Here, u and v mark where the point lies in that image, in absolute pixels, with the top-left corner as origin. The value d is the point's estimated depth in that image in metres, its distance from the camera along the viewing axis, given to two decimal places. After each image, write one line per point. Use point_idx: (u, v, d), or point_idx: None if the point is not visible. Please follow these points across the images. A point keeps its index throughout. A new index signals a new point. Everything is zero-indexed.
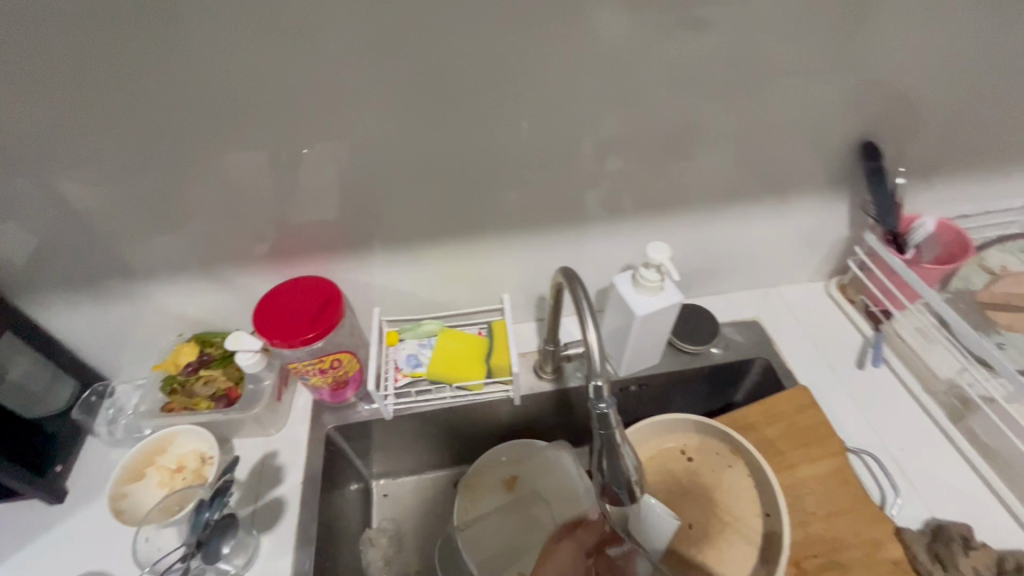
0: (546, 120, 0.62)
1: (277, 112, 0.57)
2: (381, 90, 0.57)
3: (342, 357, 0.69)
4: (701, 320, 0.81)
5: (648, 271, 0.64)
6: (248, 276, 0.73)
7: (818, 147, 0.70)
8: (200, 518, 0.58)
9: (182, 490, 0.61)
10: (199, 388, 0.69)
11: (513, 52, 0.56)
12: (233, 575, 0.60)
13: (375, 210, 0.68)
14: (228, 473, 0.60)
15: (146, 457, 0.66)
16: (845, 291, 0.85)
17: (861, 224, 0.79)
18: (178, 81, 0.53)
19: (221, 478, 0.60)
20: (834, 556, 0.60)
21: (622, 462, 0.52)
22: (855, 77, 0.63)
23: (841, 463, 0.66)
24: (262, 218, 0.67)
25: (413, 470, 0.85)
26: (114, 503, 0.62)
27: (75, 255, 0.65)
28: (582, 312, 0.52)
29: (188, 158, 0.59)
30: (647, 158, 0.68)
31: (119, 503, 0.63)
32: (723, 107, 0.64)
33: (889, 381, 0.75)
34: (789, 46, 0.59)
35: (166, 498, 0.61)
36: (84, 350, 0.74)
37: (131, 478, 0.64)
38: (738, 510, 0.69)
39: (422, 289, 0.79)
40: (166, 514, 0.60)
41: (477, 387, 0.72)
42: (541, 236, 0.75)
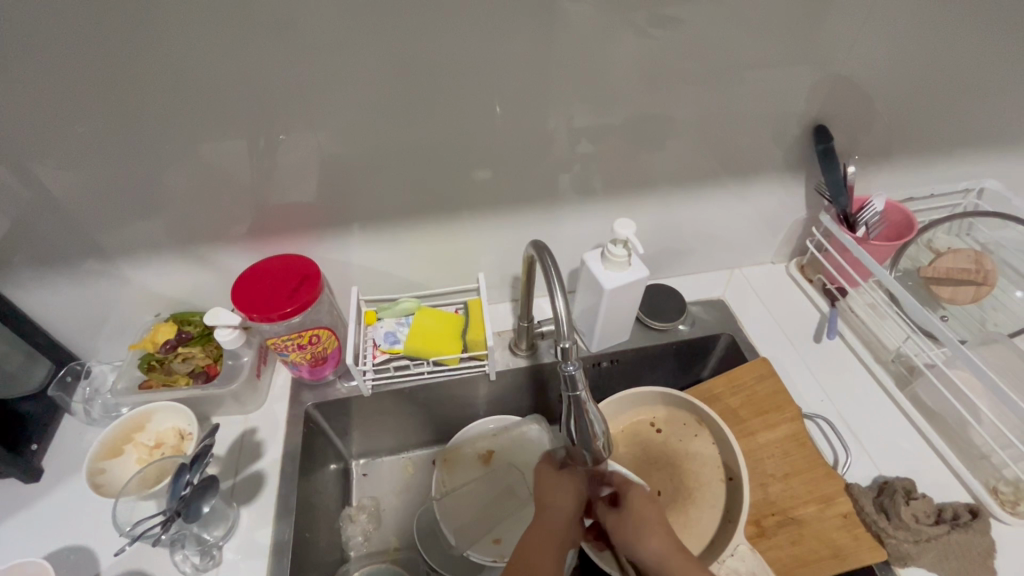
0: (517, 104, 0.65)
1: (254, 95, 0.58)
2: (357, 75, 0.59)
3: (321, 333, 0.70)
4: (668, 298, 0.85)
5: (616, 247, 0.67)
6: (226, 256, 0.74)
7: (776, 134, 0.75)
8: (179, 481, 0.56)
9: (160, 462, 0.62)
10: (177, 365, 0.70)
11: (483, 39, 0.59)
12: (214, 545, 0.61)
13: (352, 191, 0.70)
14: (207, 437, 0.59)
15: (123, 435, 0.66)
16: (804, 271, 0.90)
17: (817, 206, 0.84)
18: (154, 64, 0.54)
19: (200, 442, 0.59)
20: (790, 513, 0.64)
21: (588, 420, 0.55)
22: (806, 68, 0.67)
23: (798, 427, 0.70)
24: (240, 198, 0.68)
25: (392, 449, 0.87)
26: (92, 478, 0.63)
27: (49, 235, 0.65)
28: (551, 280, 0.54)
29: (164, 139, 0.60)
30: (614, 143, 0.71)
31: (97, 478, 0.63)
32: (685, 95, 0.67)
33: (844, 353, 0.80)
34: (744, 39, 0.63)
35: (143, 470, 0.61)
36: (59, 331, 0.74)
37: (108, 454, 0.65)
38: (704, 475, 0.72)
39: (399, 269, 0.81)
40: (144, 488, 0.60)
41: (452, 362, 0.74)
42: (514, 217, 0.78)
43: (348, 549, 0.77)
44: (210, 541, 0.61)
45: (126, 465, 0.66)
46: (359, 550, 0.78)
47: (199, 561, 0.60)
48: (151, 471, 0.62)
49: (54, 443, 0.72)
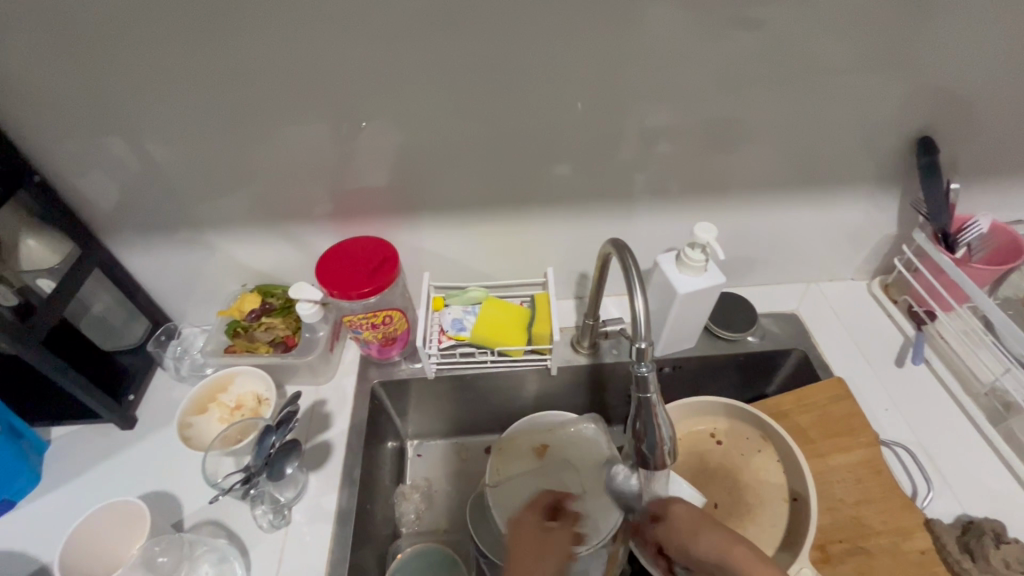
0: (602, 102, 0.65)
1: (349, 83, 0.61)
2: (446, 66, 0.60)
3: (393, 314, 0.73)
4: (738, 308, 0.82)
5: (693, 251, 0.66)
6: (308, 234, 0.77)
7: (871, 145, 0.71)
8: (265, 441, 0.60)
9: (243, 423, 0.66)
10: (259, 333, 0.74)
11: (576, 35, 0.59)
12: (284, 506, 0.65)
13: (432, 179, 0.72)
14: (291, 404, 0.63)
15: (208, 394, 0.71)
16: (888, 291, 0.85)
17: (909, 223, 0.79)
18: (263, 49, 0.58)
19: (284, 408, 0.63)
20: (861, 542, 0.61)
21: (657, 426, 0.54)
22: (913, 76, 0.64)
23: (873, 454, 0.67)
24: (327, 180, 0.71)
25: (446, 434, 0.89)
26: (182, 431, 0.68)
27: (157, 203, 0.71)
28: (631, 278, 0.54)
29: (265, 120, 0.64)
30: (696, 146, 0.70)
31: (185, 431, 0.69)
32: (775, 99, 0.65)
33: (928, 380, 0.75)
34: (846, 44, 0.61)
35: (227, 429, 0.66)
36: (157, 292, 0.80)
37: (196, 411, 0.70)
38: (765, 493, 0.70)
39: (468, 258, 0.82)
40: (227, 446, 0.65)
41: (516, 354, 0.76)
42: (586, 214, 0.77)
43: (399, 525, 0.80)
44: (283, 502, 0.65)
45: (209, 422, 0.70)
46: (410, 527, 0.80)
47: (273, 518, 0.64)
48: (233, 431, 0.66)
49: (148, 395, 0.78)
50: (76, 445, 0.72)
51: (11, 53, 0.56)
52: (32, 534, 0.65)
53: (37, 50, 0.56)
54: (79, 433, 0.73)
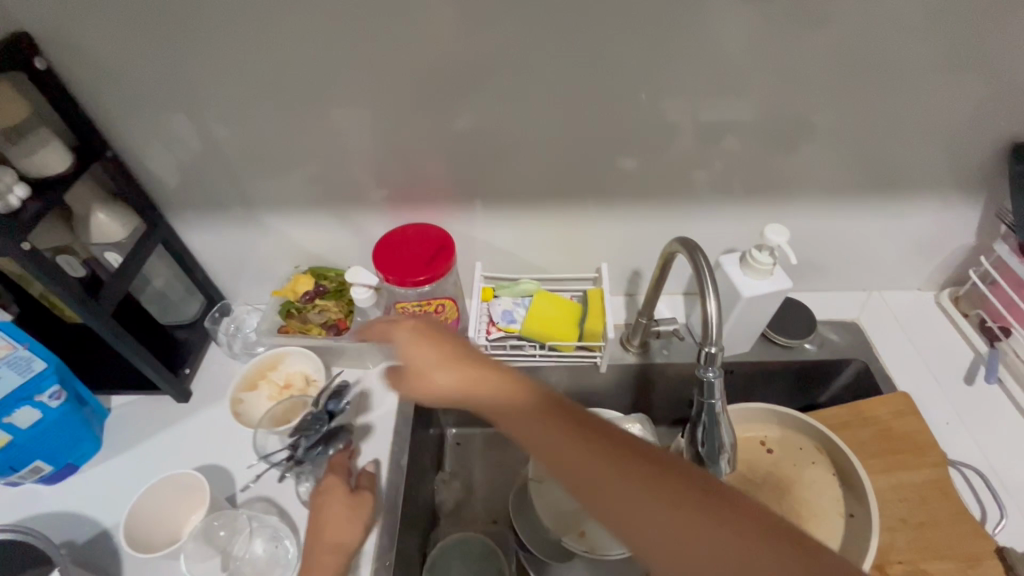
0: (675, 95, 0.62)
1: (418, 67, 0.60)
2: (517, 53, 0.59)
3: (446, 303, 0.72)
4: (797, 314, 0.79)
5: (761, 254, 0.63)
6: (363, 220, 0.77)
7: (959, 148, 0.66)
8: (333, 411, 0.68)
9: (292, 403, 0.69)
10: (313, 315, 0.75)
11: (655, 24, 0.57)
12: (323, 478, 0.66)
13: (492, 168, 0.70)
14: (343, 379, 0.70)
15: (259, 370, 0.72)
16: (958, 304, 0.81)
17: (990, 234, 0.75)
18: (335, 30, 0.57)
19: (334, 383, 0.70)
20: (923, 564, 0.59)
21: (719, 432, 0.53)
22: (1014, 76, 0.59)
23: (941, 474, 0.64)
24: (387, 165, 0.70)
25: (487, 424, 0.89)
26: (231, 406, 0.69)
27: (219, 181, 0.71)
28: (703, 281, 0.52)
29: (331, 102, 0.63)
30: (767, 144, 0.67)
31: (236, 407, 0.70)
32: (859, 97, 0.62)
33: (1001, 401, 0.71)
34: (945, 40, 0.57)
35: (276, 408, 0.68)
36: (213, 270, 0.82)
37: (246, 387, 0.71)
38: (818, 506, 0.67)
39: (520, 251, 0.81)
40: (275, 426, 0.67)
41: (566, 349, 0.74)
42: (645, 210, 0.75)
43: (439, 511, 0.81)
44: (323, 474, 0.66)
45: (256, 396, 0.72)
46: (449, 514, 0.81)
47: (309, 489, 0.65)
48: (282, 411, 0.68)
49: (202, 370, 0.79)
50: (136, 414, 0.74)
51: (95, 28, 0.56)
52: (93, 500, 0.67)
53: (118, 26, 0.56)
54: (138, 403, 0.75)
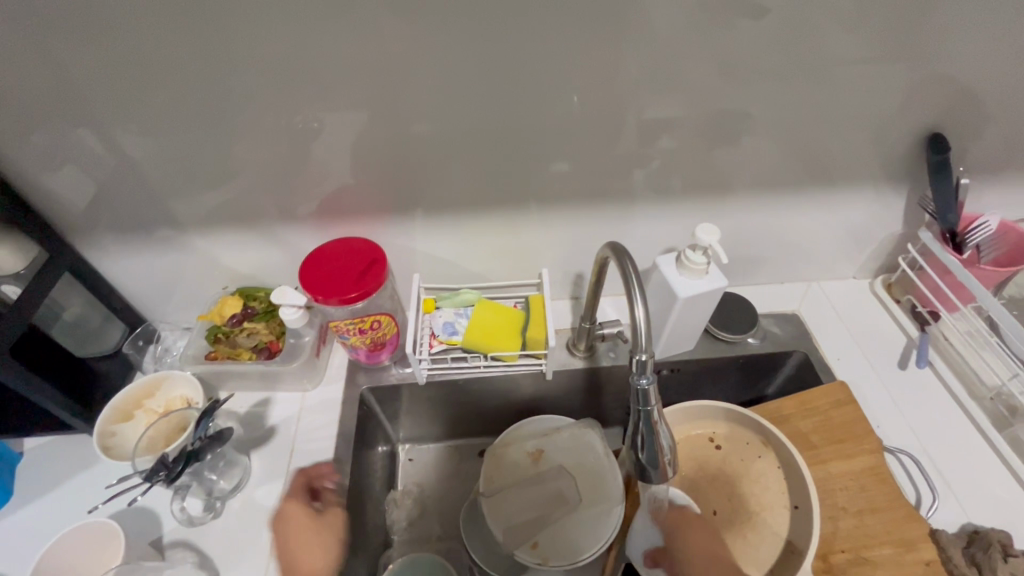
0: (600, 96, 0.61)
1: (334, 75, 0.57)
2: (436, 57, 0.57)
3: (382, 319, 0.70)
4: (739, 309, 0.80)
5: (694, 253, 0.63)
6: (293, 236, 0.74)
7: (881, 139, 0.68)
8: (202, 426, 0.58)
9: (171, 427, 0.63)
10: (242, 339, 0.72)
11: (571, 25, 0.55)
12: (219, 495, 0.64)
13: (422, 176, 0.68)
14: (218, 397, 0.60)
15: (134, 401, 0.67)
16: (891, 290, 0.83)
17: (916, 221, 0.77)
18: (239, 37, 0.54)
19: (212, 400, 0.60)
20: (864, 552, 0.60)
21: (658, 439, 0.52)
22: (927, 66, 0.60)
23: (877, 461, 0.65)
24: (311, 178, 0.67)
25: (439, 437, 0.87)
26: (103, 441, 0.64)
27: (128, 203, 0.67)
28: (631, 287, 0.51)
29: (240, 115, 0.60)
30: (697, 142, 0.67)
31: (107, 440, 0.64)
32: (781, 93, 0.62)
33: (933, 384, 0.73)
34: (859, 32, 0.57)
35: (153, 432, 0.62)
36: (134, 296, 0.78)
37: (119, 418, 0.66)
38: (765, 500, 0.68)
39: (461, 260, 0.80)
40: (154, 451, 0.61)
41: (510, 358, 0.73)
42: (583, 212, 0.74)
43: (391, 533, 0.78)
44: (216, 494, 0.64)
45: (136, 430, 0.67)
46: (401, 534, 0.78)
47: (197, 513, 0.63)
48: (160, 435, 0.62)
49: None
50: (51, 456, 0.69)
51: None
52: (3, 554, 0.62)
53: None
54: (53, 444, 0.70)
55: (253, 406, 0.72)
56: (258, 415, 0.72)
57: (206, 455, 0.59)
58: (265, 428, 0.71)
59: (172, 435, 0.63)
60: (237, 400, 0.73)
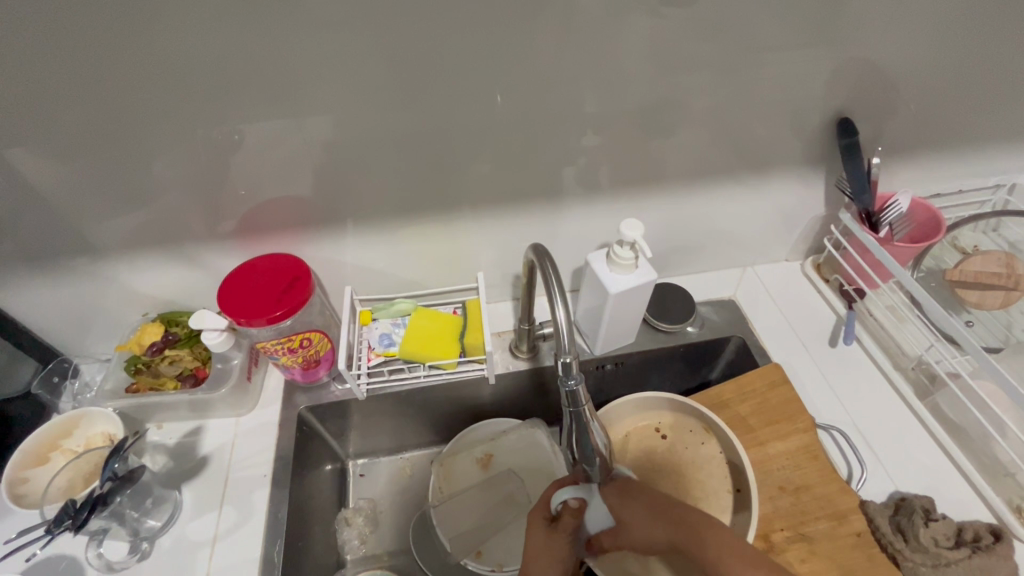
0: (519, 98, 0.61)
1: (239, 85, 0.54)
2: (349, 63, 0.54)
3: (312, 336, 0.68)
4: (676, 299, 0.81)
5: (622, 250, 0.64)
6: (217, 254, 0.71)
7: (798, 127, 0.69)
8: (109, 467, 0.55)
9: (89, 468, 0.59)
10: (164, 367, 0.68)
11: (480, 28, 0.54)
12: (148, 533, 0.61)
13: (345, 187, 0.66)
14: (129, 431, 0.56)
15: (49, 442, 0.63)
16: (820, 270, 0.86)
17: (837, 203, 0.79)
18: (126, 52, 0.50)
19: (124, 434, 0.57)
20: (801, 528, 0.61)
21: (592, 438, 0.52)
22: (832, 56, 0.62)
23: (811, 438, 0.67)
24: (227, 196, 0.64)
25: (390, 449, 0.85)
26: (15, 489, 0.60)
27: (26, 234, 0.62)
28: (551, 289, 0.51)
29: (138, 135, 0.56)
30: (625, 136, 0.67)
31: (18, 488, 0.60)
32: (697, 87, 0.63)
33: (860, 359, 0.77)
34: (765, 25, 0.58)
35: (69, 475, 0.58)
36: (46, 331, 0.73)
37: (33, 462, 0.62)
38: (709, 486, 0.69)
39: (396, 268, 0.78)
40: (75, 493, 0.58)
41: (450, 366, 0.71)
42: (516, 213, 0.74)
43: (344, 553, 0.76)
44: (144, 532, 0.61)
45: (50, 472, 0.63)
46: (355, 554, 0.76)
47: (124, 556, 0.60)
48: (80, 476, 0.59)
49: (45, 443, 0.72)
50: None
51: None
52: None
53: None
54: None
55: (183, 437, 0.69)
56: (190, 445, 0.69)
57: (116, 498, 0.55)
58: (197, 458, 0.68)
59: (90, 475, 0.59)
60: (168, 431, 0.70)
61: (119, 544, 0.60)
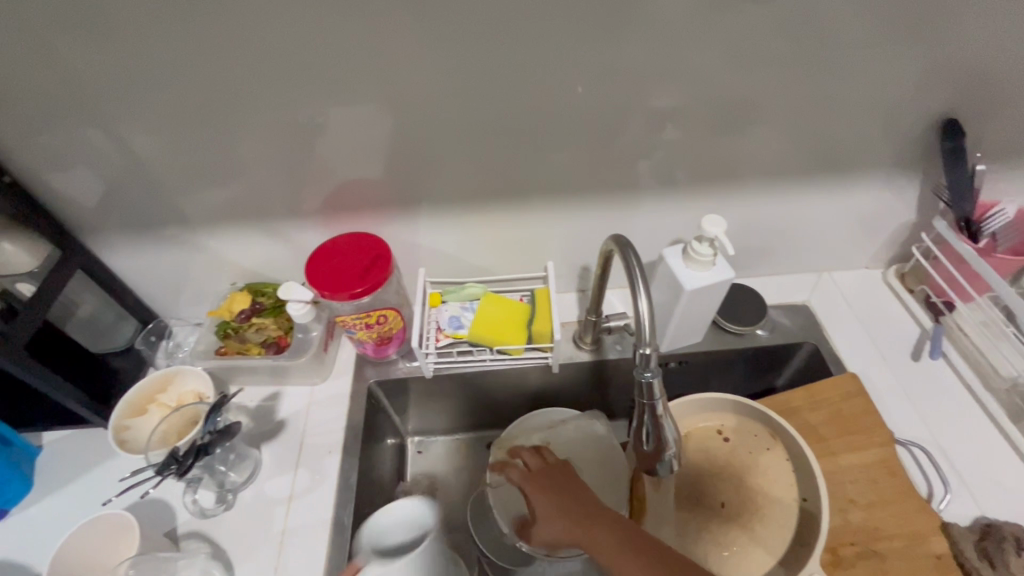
0: (601, 90, 0.61)
1: (335, 70, 0.57)
2: (433, 50, 0.56)
3: (388, 313, 0.70)
4: (746, 301, 0.80)
5: (700, 245, 0.64)
6: (301, 230, 0.74)
7: (893, 127, 0.66)
8: (211, 420, 0.60)
9: (183, 423, 0.64)
10: (250, 334, 0.72)
11: (569, 19, 0.54)
12: (233, 486, 0.66)
13: (425, 171, 0.68)
14: (227, 391, 0.61)
15: (147, 395, 0.69)
16: (904, 280, 0.82)
17: (929, 210, 0.75)
18: (238, 35, 0.53)
19: (222, 393, 0.61)
20: (873, 544, 0.59)
21: (663, 433, 0.51)
22: (939, 53, 0.58)
23: (887, 453, 0.64)
24: (315, 176, 0.68)
25: (448, 430, 0.87)
26: (118, 435, 0.65)
27: (136, 202, 0.68)
28: (635, 280, 0.51)
29: (241, 115, 0.60)
30: (702, 131, 0.65)
31: (121, 435, 0.66)
32: (787, 83, 0.61)
33: (947, 375, 0.73)
34: (867, 20, 0.55)
35: (166, 426, 0.63)
36: (146, 293, 0.80)
37: (133, 413, 0.67)
38: (773, 493, 0.67)
39: (466, 253, 0.80)
40: (169, 444, 0.63)
41: (516, 351, 0.73)
42: (588, 204, 0.74)
43: None
44: (230, 486, 0.66)
45: (150, 424, 0.68)
46: None
47: (211, 505, 0.64)
48: (173, 429, 0.64)
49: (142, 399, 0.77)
50: (70, 449, 0.72)
51: None
52: (20, 545, 0.64)
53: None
54: (71, 439, 0.73)
55: (263, 400, 0.74)
56: (269, 409, 0.73)
57: (215, 449, 0.60)
58: (276, 421, 0.72)
59: (185, 429, 0.64)
60: (247, 394, 0.74)
61: (209, 494, 0.65)
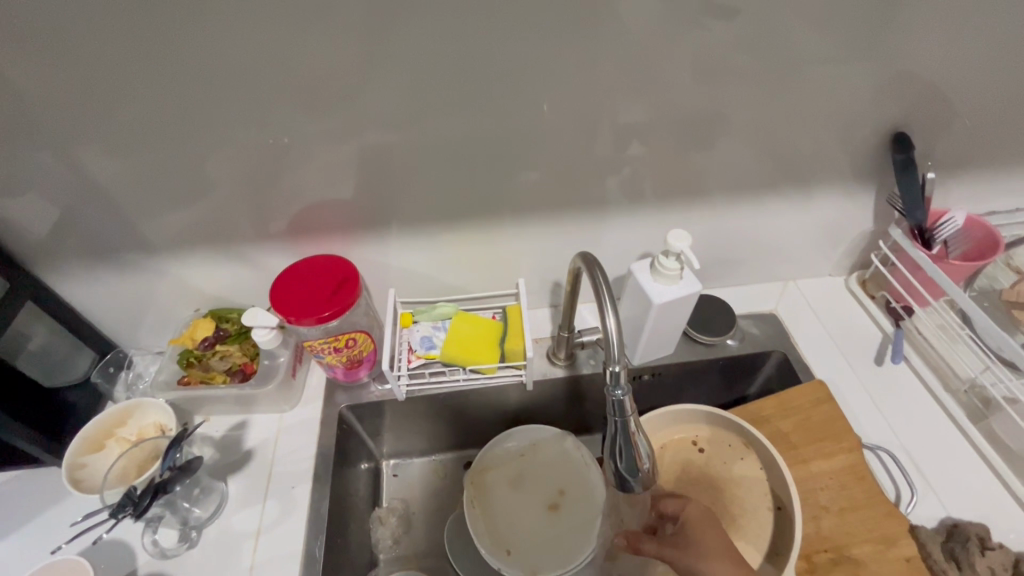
0: (567, 108, 0.61)
1: (298, 92, 0.56)
2: (397, 70, 0.56)
3: (357, 336, 0.69)
4: (716, 311, 0.81)
5: (667, 260, 0.64)
6: (267, 253, 0.73)
7: (848, 140, 0.68)
8: (170, 456, 0.57)
9: (142, 457, 0.61)
10: (215, 362, 0.70)
11: (532, 39, 0.55)
12: (196, 523, 0.63)
13: (393, 191, 0.67)
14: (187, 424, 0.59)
15: (104, 430, 0.66)
16: (866, 286, 0.85)
17: (885, 218, 0.78)
18: (197, 58, 0.53)
19: (182, 426, 0.59)
20: (845, 550, 0.60)
21: (637, 451, 0.51)
22: (886, 69, 0.61)
23: (856, 459, 0.66)
24: (281, 198, 0.66)
25: (424, 451, 0.86)
26: (73, 473, 0.62)
27: (92, 229, 0.65)
28: (602, 297, 0.51)
29: (202, 138, 0.59)
30: (666, 146, 0.66)
31: (76, 473, 0.63)
32: (745, 100, 0.62)
33: (909, 379, 0.75)
34: (818, 39, 0.58)
35: (124, 462, 0.61)
36: (104, 322, 0.77)
37: (90, 449, 0.64)
38: (747, 502, 0.68)
39: (437, 272, 0.79)
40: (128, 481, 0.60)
41: (490, 370, 0.72)
42: (558, 220, 0.74)
43: (377, 552, 0.77)
44: (193, 522, 0.63)
45: (108, 460, 0.65)
46: (387, 553, 0.77)
47: (173, 544, 0.62)
48: (133, 464, 0.61)
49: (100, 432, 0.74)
50: (23, 490, 0.68)
51: None
52: None
53: None
54: (27, 479, 0.69)
55: (229, 430, 0.71)
56: (235, 439, 0.71)
57: (175, 486, 0.58)
58: (242, 451, 0.69)
59: (144, 464, 0.61)
60: (212, 425, 0.72)
61: (171, 532, 0.63)
